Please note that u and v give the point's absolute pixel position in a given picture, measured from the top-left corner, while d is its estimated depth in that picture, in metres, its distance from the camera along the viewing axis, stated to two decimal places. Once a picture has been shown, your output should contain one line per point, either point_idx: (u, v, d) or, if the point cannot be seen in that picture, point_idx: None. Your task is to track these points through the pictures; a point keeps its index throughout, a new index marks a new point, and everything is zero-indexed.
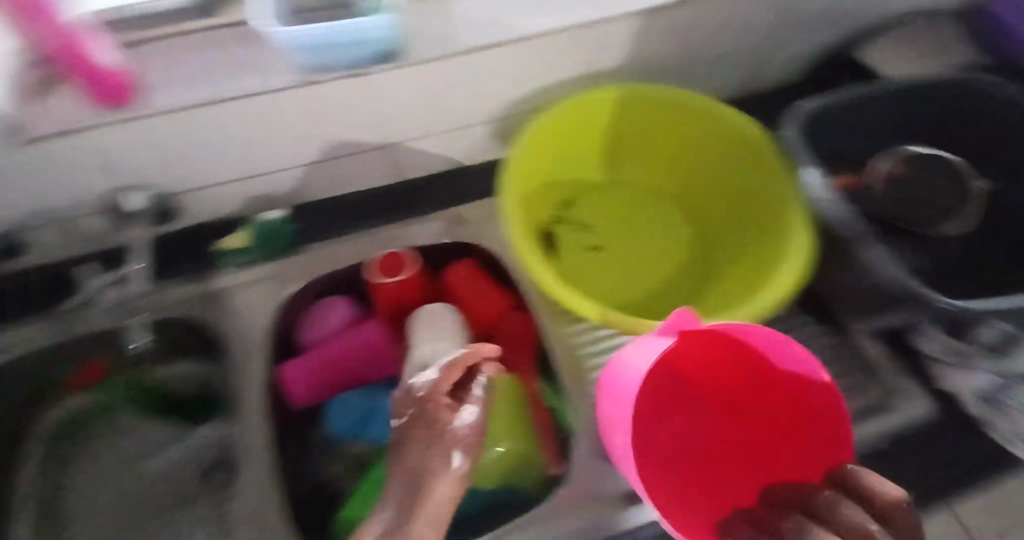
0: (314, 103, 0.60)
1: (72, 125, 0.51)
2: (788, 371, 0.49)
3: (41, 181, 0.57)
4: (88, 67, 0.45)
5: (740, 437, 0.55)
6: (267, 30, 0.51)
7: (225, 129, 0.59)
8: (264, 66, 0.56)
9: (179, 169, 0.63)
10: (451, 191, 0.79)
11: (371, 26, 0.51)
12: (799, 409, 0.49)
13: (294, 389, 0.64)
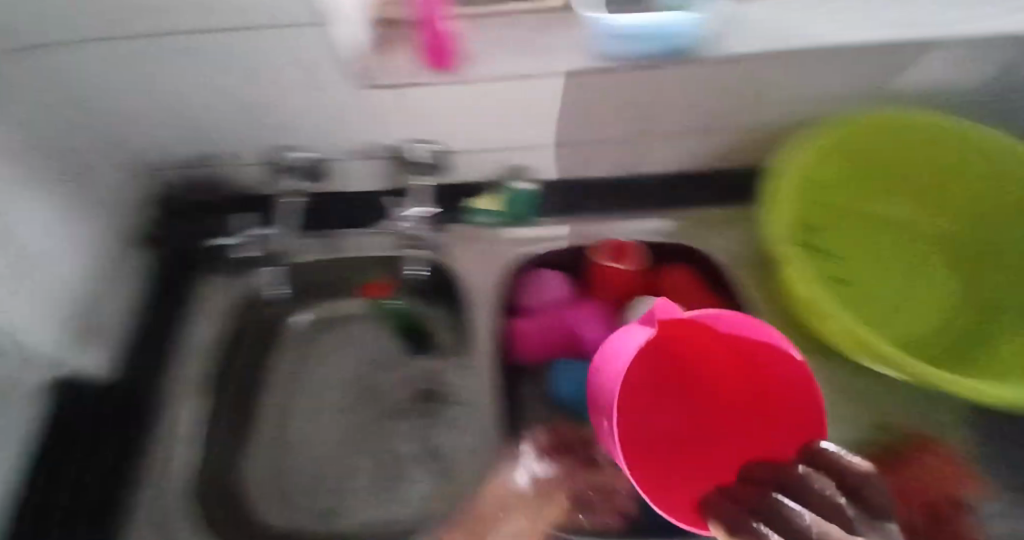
0: (602, 90, 0.63)
1: (410, 81, 0.60)
2: (792, 369, 0.50)
3: (361, 125, 0.67)
4: (433, 33, 0.56)
5: (734, 439, 0.56)
6: (584, 18, 0.58)
7: (519, 102, 0.63)
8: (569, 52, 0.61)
9: (464, 134, 0.68)
10: (683, 196, 0.78)
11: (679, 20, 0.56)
12: (782, 389, 0.52)
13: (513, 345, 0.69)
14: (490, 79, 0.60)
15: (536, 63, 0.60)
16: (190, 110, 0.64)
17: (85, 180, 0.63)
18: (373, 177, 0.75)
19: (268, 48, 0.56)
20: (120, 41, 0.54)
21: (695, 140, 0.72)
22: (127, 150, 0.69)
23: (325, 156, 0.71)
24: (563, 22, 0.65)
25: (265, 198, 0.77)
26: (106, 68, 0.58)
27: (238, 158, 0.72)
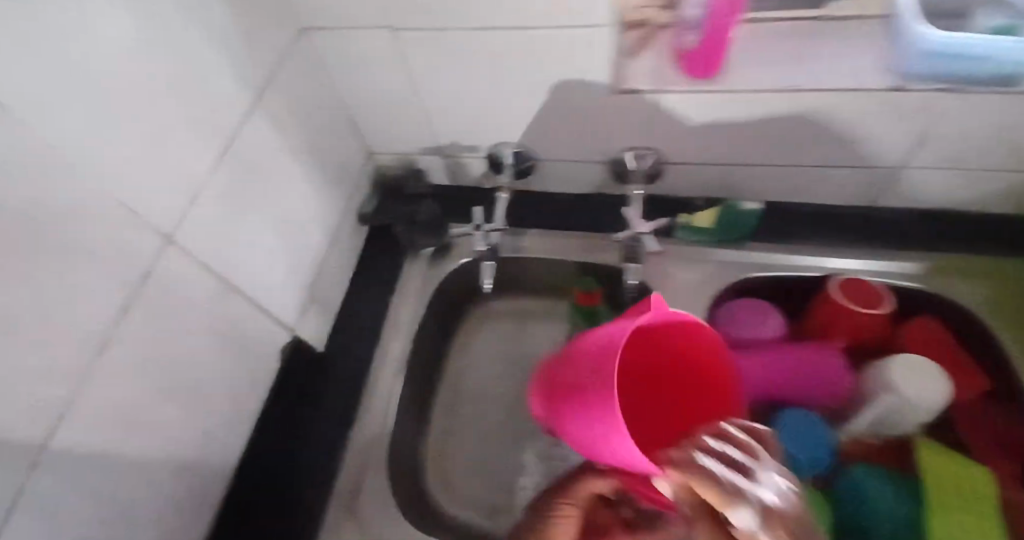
0: (887, 111, 0.56)
1: (656, 87, 0.58)
2: (698, 333, 0.43)
3: (590, 131, 0.65)
4: (723, 38, 0.51)
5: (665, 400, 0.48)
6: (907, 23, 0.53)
7: (768, 119, 0.59)
8: (854, 70, 0.56)
9: (693, 148, 0.65)
10: (940, 235, 0.67)
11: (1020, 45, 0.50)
12: (685, 348, 0.45)
13: None
14: (754, 92, 0.56)
15: (816, 78, 0.56)
16: (432, 103, 0.66)
17: (332, 159, 0.67)
18: (580, 181, 0.74)
19: (532, 48, 0.56)
20: (397, 35, 0.57)
21: (975, 176, 0.62)
22: (363, 133, 0.73)
23: (540, 156, 0.72)
24: (834, 34, 0.60)
25: (476, 188, 0.78)
26: (374, 59, 0.61)
27: (458, 150, 0.73)
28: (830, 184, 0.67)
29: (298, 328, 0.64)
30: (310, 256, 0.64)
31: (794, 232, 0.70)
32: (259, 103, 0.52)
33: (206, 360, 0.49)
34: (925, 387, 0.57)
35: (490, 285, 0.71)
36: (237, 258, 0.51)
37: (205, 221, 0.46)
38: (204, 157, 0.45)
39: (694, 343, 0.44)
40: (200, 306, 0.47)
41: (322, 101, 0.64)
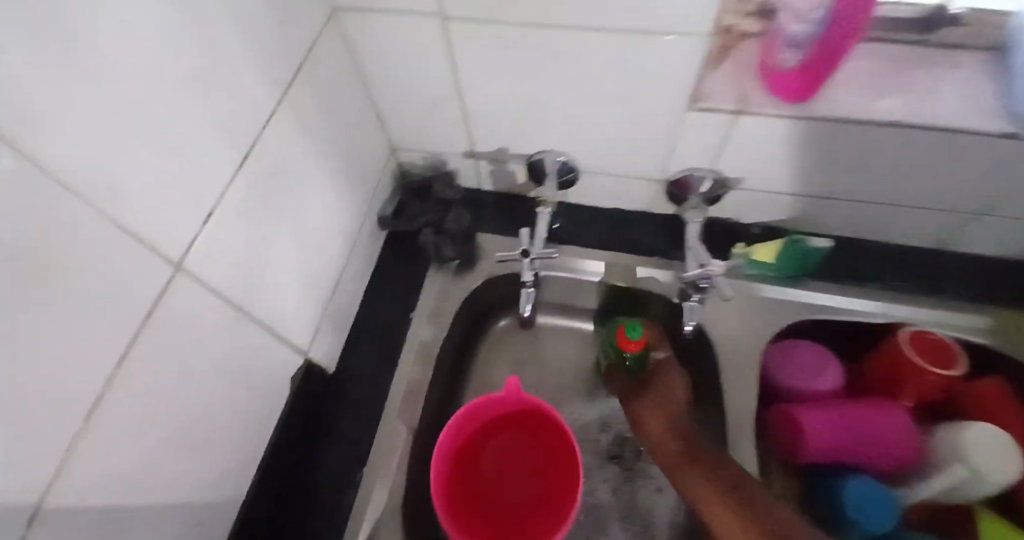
0: (999, 156, 0.50)
1: (741, 105, 0.51)
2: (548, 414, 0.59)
3: (648, 147, 0.58)
4: (827, 60, 0.44)
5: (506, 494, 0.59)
6: None
7: (853, 153, 0.53)
8: (967, 108, 0.49)
9: (762, 174, 0.58)
10: (1012, 288, 0.62)
11: None
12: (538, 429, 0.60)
13: (796, 441, 0.56)
14: (851, 122, 0.49)
15: (924, 113, 0.49)
16: (473, 104, 0.58)
17: (355, 160, 0.59)
18: (624, 197, 0.68)
19: (604, 53, 0.48)
20: (443, 27, 0.49)
21: None
22: (387, 130, 0.65)
23: (587, 168, 0.64)
24: (934, 63, 0.53)
25: (512, 195, 0.72)
26: (411, 51, 0.53)
27: (493, 155, 0.65)
28: (904, 225, 0.61)
29: (312, 350, 0.57)
30: (328, 271, 0.57)
31: (857, 272, 0.64)
32: (282, 101, 0.44)
33: (213, 403, 0.42)
34: (1004, 462, 0.51)
35: (526, 312, 0.64)
36: (253, 282, 0.44)
37: (220, 244, 0.39)
38: (218, 170, 0.38)
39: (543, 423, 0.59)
40: (210, 343, 0.40)
41: (347, 94, 0.55)
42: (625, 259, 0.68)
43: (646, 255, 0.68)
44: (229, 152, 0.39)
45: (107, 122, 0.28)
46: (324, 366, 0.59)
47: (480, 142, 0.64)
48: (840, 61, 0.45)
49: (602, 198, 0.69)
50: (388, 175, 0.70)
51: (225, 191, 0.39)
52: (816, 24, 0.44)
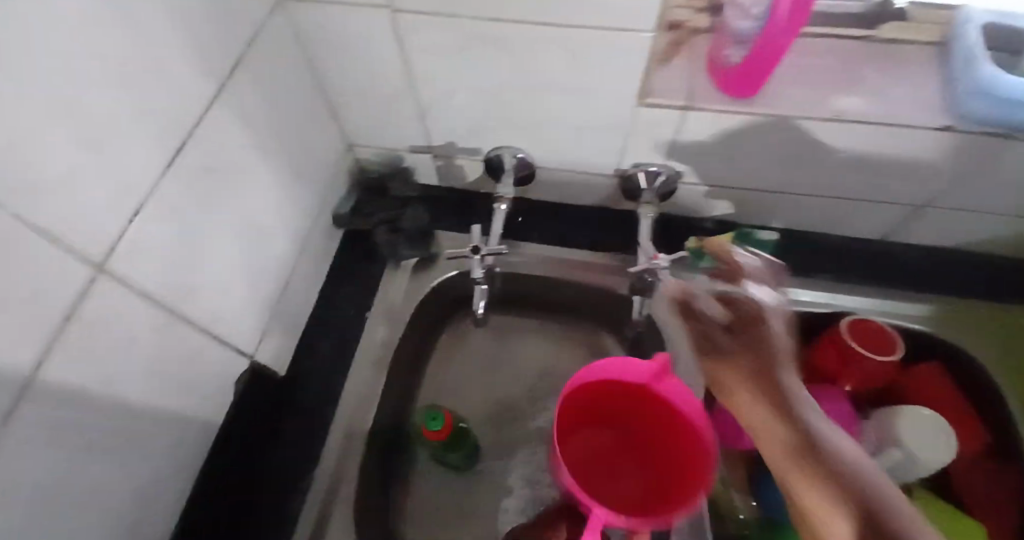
0: (931, 150, 0.52)
1: (687, 101, 0.51)
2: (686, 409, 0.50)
3: (601, 143, 0.59)
4: (748, 69, 0.47)
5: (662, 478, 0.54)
6: (977, 66, 0.48)
7: (800, 147, 0.54)
8: (904, 104, 0.51)
9: (713, 169, 0.59)
10: (950, 281, 0.65)
11: None
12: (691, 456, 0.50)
13: (735, 431, 0.59)
14: (794, 117, 0.50)
15: (864, 109, 0.51)
16: (428, 98, 0.57)
17: (305, 155, 0.58)
18: (581, 193, 0.68)
19: (554, 50, 0.48)
20: (392, 20, 0.48)
21: (994, 221, 0.60)
22: (343, 125, 0.64)
23: (543, 165, 0.65)
24: (875, 61, 0.55)
25: (466, 192, 0.71)
26: (361, 44, 0.52)
27: (447, 151, 0.65)
28: (849, 219, 0.64)
29: (260, 351, 0.56)
30: (276, 268, 0.56)
31: (807, 265, 0.66)
32: (220, 94, 0.43)
33: (143, 406, 0.41)
34: (934, 443, 0.54)
35: (481, 307, 0.64)
36: (190, 282, 0.43)
37: (149, 244, 0.38)
38: (144, 166, 0.36)
39: (682, 408, 0.51)
40: (137, 345, 0.39)
41: (296, 87, 0.54)
42: (581, 255, 0.70)
43: (601, 250, 0.69)
44: (158, 146, 0.37)
45: (24, 122, 0.27)
46: (272, 367, 0.58)
47: (436, 138, 0.64)
48: (771, 64, 0.45)
49: (559, 194, 0.69)
50: (346, 171, 0.69)
51: (155, 186, 0.38)
52: (758, 19, 0.45)
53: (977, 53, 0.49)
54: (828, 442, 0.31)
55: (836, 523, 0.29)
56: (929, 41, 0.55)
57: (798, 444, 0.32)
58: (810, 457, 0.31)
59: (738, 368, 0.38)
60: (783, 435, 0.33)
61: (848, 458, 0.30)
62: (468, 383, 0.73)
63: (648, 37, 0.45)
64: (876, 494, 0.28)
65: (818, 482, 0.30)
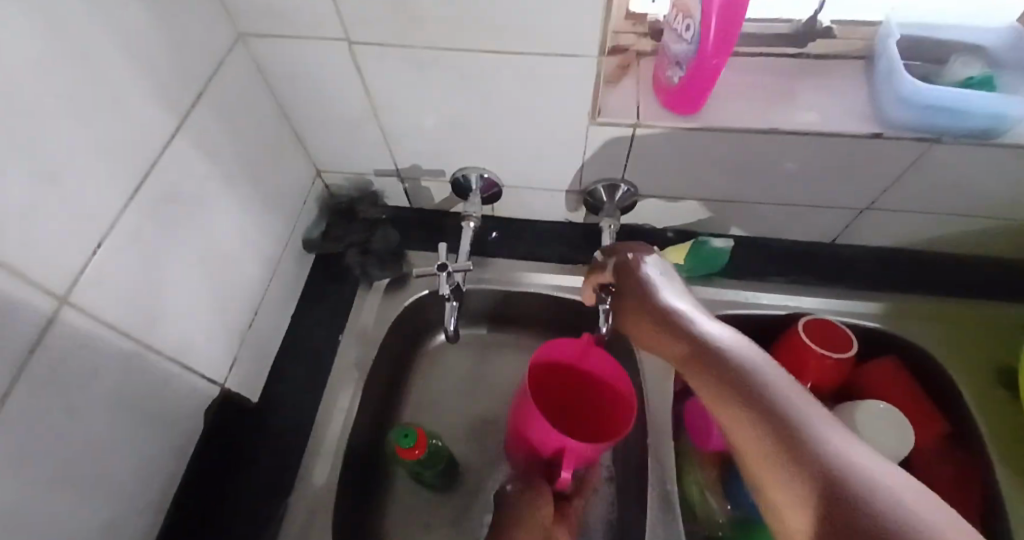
0: (864, 156, 0.55)
1: (637, 119, 0.54)
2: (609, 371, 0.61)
3: (559, 161, 0.61)
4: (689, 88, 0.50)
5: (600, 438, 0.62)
6: (895, 77, 0.52)
7: (746, 158, 0.57)
8: (834, 114, 0.55)
9: (666, 181, 0.62)
10: (898, 278, 0.68)
11: (985, 101, 0.50)
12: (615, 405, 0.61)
13: (704, 432, 0.61)
14: (733, 130, 0.53)
15: (798, 121, 0.54)
16: (389, 124, 0.60)
17: (272, 183, 0.60)
18: (546, 210, 0.71)
19: (506, 75, 0.50)
20: (350, 51, 0.50)
21: (931, 219, 0.63)
22: (310, 153, 0.66)
23: (507, 184, 0.67)
24: (809, 76, 0.58)
25: (437, 212, 0.74)
26: (321, 74, 0.54)
27: (412, 174, 0.67)
28: (799, 223, 0.67)
29: (231, 378, 0.56)
30: (245, 294, 0.57)
31: (765, 269, 0.69)
32: (181, 127, 0.45)
33: (108, 435, 0.41)
34: (891, 435, 0.56)
35: (452, 324, 0.65)
36: (155, 311, 0.44)
37: (112, 276, 0.39)
38: (105, 199, 0.38)
39: (607, 372, 0.61)
40: (102, 375, 0.40)
41: (259, 119, 0.56)
42: (550, 268, 0.71)
43: (569, 263, 0.71)
44: (118, 180, 0.39)
45: None
46: (244, 393, 0.58)
47: (401, 162, 0.66)
48: (707, 81, 0.49)
49: (526, 211, 0.72)
50: (315, 198, 0.70)
51: (118, 216, 0.39)
52: (691, 44, 0.47)
53: (894, 63, 0.53)
54: (776, 403, 0.34)
55: (784, 480, 0.31)
56: (859, 54, 0.60)
57: (745, 410, 0.35)
58: (763, 422, 0.33)
59: (694, 351, 0.40)
60: (733, 403, 0.36)
61: (795, 416, 0.33)
62: (443, 400, 0.74)
63: (590, 62, 0.48)
64: (822, 448, 0.30)
65: (771, 446, 0.32)
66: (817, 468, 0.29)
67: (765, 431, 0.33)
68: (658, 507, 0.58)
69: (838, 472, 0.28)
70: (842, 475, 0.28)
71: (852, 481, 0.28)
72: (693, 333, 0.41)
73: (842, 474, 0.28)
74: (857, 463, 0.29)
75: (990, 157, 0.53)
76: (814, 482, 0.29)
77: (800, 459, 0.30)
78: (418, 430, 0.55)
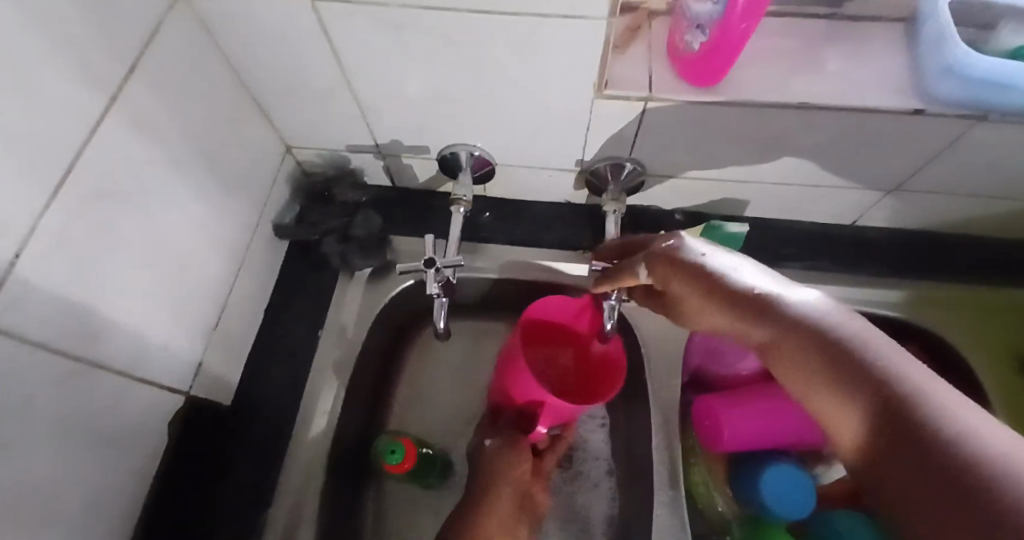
0: (901, 134, 0.49)
1: (650, 92, 0.47)
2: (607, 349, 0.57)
3: (559, 139, 0.55)
4: (709, 56, 0.43)
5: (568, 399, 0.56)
6: (946, 42, 0.46)
7: (768, 136, 0.51)
8: (870, 85, 0.49)
9: (678, 160, 0.56)
10: (921, 263, 0.64)
11: None
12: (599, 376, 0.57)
13: (713, 432, 0.56)
14: (759, 104, 0.47)
15: (831, 92, 0.48)
16: (367, 94, 0.52)
17: (232, 165, 0.53)
18: (544, 190, 0.65)
19: (498, 41, 0.43)
20: (315, 11, 0.43)
21: (964, 201, 0.58)
22: (277, 127, 0.59)
23: (501, 162, 0.60)
24: (842, 41, 0.52)
25: (422, 191, 0.68)
26: (283, 37, 0.46)
27: (395, 150, 0.61)
28: (818, 204, 0.62)
29: (196, 384, 0.51)
30: (206, 293, 0.51)
31: (779, 254, 0.64)
32: (114, 107, 0.38)
33: (52, 467, 0.36)
34: None
35: (441, 321, 0.60)
36: (93, 324, 0.38)
37: (38, 289, 0.33)
38: (17, 204, 0.31)
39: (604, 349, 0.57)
40: (38, 402, 0.34)
41: (214, 92, 0.49)
42: (548, 255, 0.66)
43: (567, 249, 0.66)
44: (36, 174, 0.32)
45: None
46: (214, 398, 0.53)
47: (381, 137, 0.59)
48: (736, 48, 0.41)
49: (523, 191, 0.65)
50: (286, 175, 0.63)
51: (34, 228, 0.32)
52: (718, 4, 0.41)
53: (944, 26, 0.47)
54: (846, 351, 0.29)
55: (869, 444, 0.27)
56: (896, 17, 0.53)
57: (836, 387, 0.29)
58: (836, 377, 0.29)
59: (737, 305, 0.35)
60: (819, 379, 0.30)
61: (870, 365, 0.28)
62: (433, 390, 0.70)
63: (602, 26, 0.41)
64: (932, 414, 0.24)
65: (849, 403, 0.28)
66: (905, 427, 0.25)
67: (862, 408, 0.27)
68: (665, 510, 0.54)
69: (920, 422, 0.24)
70: (933, 430, 0.24)
71: (947, 438, 0.23)
72: (729, 281, 0.36)
73: (937, 431, 0.23)
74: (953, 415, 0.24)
75: None
76: (906, 445, 0.24)
77: (885, 421, 0.26)
78: (407, 443, 0.52)
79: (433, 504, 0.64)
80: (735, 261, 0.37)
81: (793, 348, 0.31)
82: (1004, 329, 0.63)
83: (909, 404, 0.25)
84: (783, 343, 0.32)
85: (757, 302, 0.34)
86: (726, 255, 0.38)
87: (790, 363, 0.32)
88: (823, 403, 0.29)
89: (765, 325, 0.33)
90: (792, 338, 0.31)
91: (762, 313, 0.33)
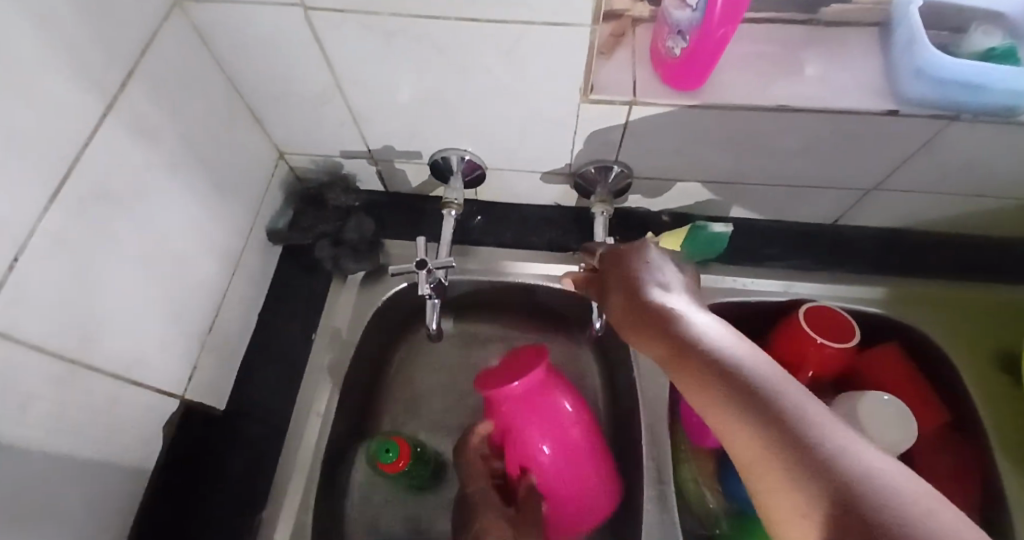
0: (876, 135, 0.51)
1: (634, 96, 0.49)
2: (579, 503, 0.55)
3: (546, 143, 0.56)
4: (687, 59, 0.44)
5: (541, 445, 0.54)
6: (918, 45, 0.47)
7: (749, 137, 0.52)
8: (847, 88, 0.50)
9: (662, 163, 0.58)
10: (901, 261, 0.65)
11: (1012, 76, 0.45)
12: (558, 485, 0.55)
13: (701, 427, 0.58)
14: (738, 107, 0.48)
15: (808, 95, 0.49)
16: (358, 101, 0.53)
17: (227, 171, 0.54)
18: (533, 193, 0.66)
19: (486, 48, 0.44)
20: (307, 19, 0.44)
21: (941, 200, 0.60)
22: (270, 133, 0.60)
23: (490, 166, 0.62)
24: (817, 46, 0.53)
25: (413, 197, 0.69)
26: (275, 44, 0.47)
27: (386, 156, 0.62)
28: (800, 204, 0.64)
29: (192, 387, 0.51)
30: (201, 297, 0.51)
31: (764, 254, 0.66)
32: (108, 112, 0.38)
33: (50, 467, 0.36)
34: (893, 429, 0.52)
35: (434, 322, 0.61)
36: (92, 326, 0.39)
37: (34, 290, 0.33)
38: (14, 211, 0.31)
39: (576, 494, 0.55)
40: (35, 402, 0.34)
41: (207, 98, 0.49)
42: (539, 258, 0.66)
43: (558, 252, 0.67)
44: (37, 177, 0.33)
45: None
46: (210, 401, 0.54)
47: (372, 142, 0.60)
48: (715, 53, 0.43)
49: (512, 194, 0.67)
50: (279, 182, 0.64)
51: (30, 232, 0.33)
52: (696, 11, 0.42)
53: (916, 31, 0.48)
54: (748, 370, 0.31)
55: (763, 465, 0.27)
56: (870, 22, 0.55)
57: (736, 409, 0.30)
58: (744, 399, 0.30)
59: (669, 327, 0.36)
60: (723, 399, 0.31)
61: (766, 379, 0.30)
62: (425, 392, 0.70)
63: (585, 34, 0.42)
64: (829, 446, 0.26)
65: (750, 422, 0.29)
66: (801, 444, 0.26)
67: (760, 431, 0.28)
68: (655, 504, 0.56)
69: (819, 452, 0.26)
70: (829, 456, 0.25)
71: (847, 471, 0.24)
72: (668, 309, 0.38)
73: (832, 461, 0.25)
74: (829, 429, 0.27)
75: (1013, 138, 0.49)
76: (802, 468, 0.26)
77: (781, 444, 0.27)
78: (401, 441, 0.52)
79: (427, 504, 0.64)
80: (677, 294, 0.40)
81: (706, 369, 0.32)
82: (987, 325, 0.63)
83: (809, 433, 0.27)
84: (698, 363, 0.33)
85: (688, 327, 0.36)
86: (673, 286, 0.41)
87: (698, 384, 0.33)
88: (725, 426, 0.30)
89: (687, 344, 0.35)
90: (709, 360, 0.33)
91: (689, 335, 0.35)
